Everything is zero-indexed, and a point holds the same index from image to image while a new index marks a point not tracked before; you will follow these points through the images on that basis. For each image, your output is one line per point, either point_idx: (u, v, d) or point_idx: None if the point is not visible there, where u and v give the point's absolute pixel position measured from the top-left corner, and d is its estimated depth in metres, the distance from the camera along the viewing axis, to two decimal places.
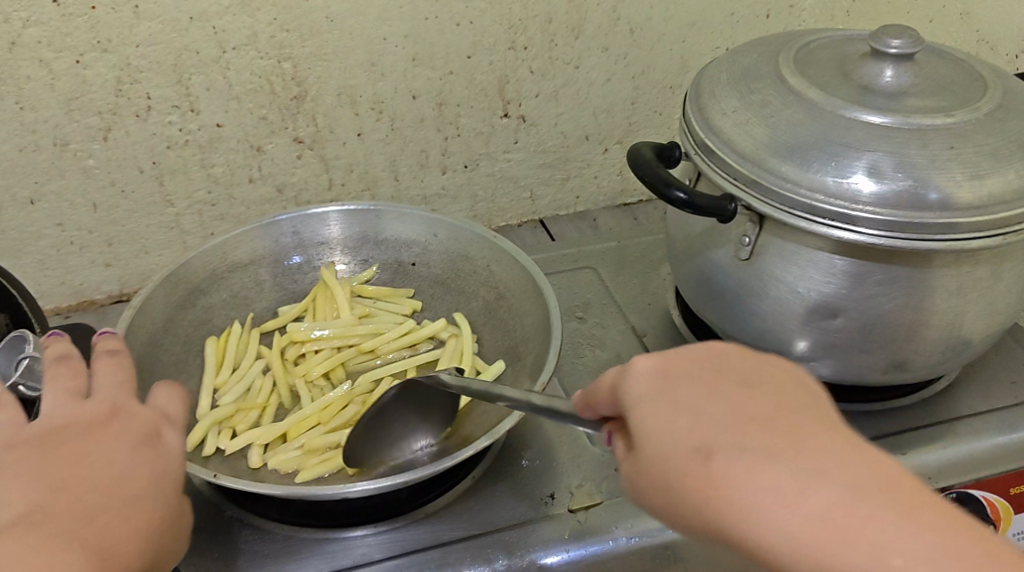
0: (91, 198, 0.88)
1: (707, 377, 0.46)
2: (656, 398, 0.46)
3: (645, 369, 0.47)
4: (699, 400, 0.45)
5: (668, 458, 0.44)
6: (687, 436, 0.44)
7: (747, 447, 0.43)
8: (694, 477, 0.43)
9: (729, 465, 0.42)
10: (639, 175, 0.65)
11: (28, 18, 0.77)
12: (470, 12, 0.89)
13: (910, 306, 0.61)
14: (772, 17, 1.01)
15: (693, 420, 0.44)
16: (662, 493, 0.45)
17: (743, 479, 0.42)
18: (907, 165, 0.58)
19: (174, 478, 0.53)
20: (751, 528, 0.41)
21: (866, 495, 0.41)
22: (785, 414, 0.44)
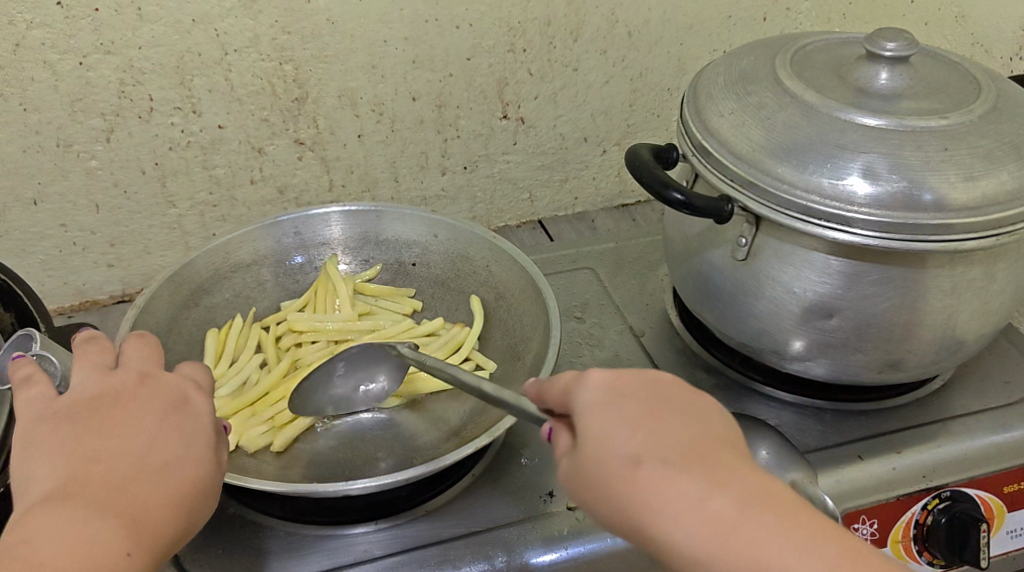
0: (95, 198, 0.88)
1: (649, 400, 0.50)
2: (603, 409, 0.50)
3: (599, 380, 0.51)
4: (639, 416, 0.49)
5: (604, 460, 0.48)
6: (623, 444, 0.48)
7: (673, 457, 0.47)
8: (620, 477, 0.48)
9: (654, 474, 0.47)
10: (638, 176, 0.66)
11: (32, 20, 0.78)
12: (470, 15, 0.90)
13: (905, 306, 0.62)
14: (769, 20, 1.01)
15: (632, 431, 0.48)
16: (590, 487, 0.49)
17: (663, 480, 0.47)
18: (902, 166, 0.59)
19: (206, 443, 0.56)
20: (660, 524, 0.46)
21: (772, 514, 0.45)
22: (710, 443, 0.48)
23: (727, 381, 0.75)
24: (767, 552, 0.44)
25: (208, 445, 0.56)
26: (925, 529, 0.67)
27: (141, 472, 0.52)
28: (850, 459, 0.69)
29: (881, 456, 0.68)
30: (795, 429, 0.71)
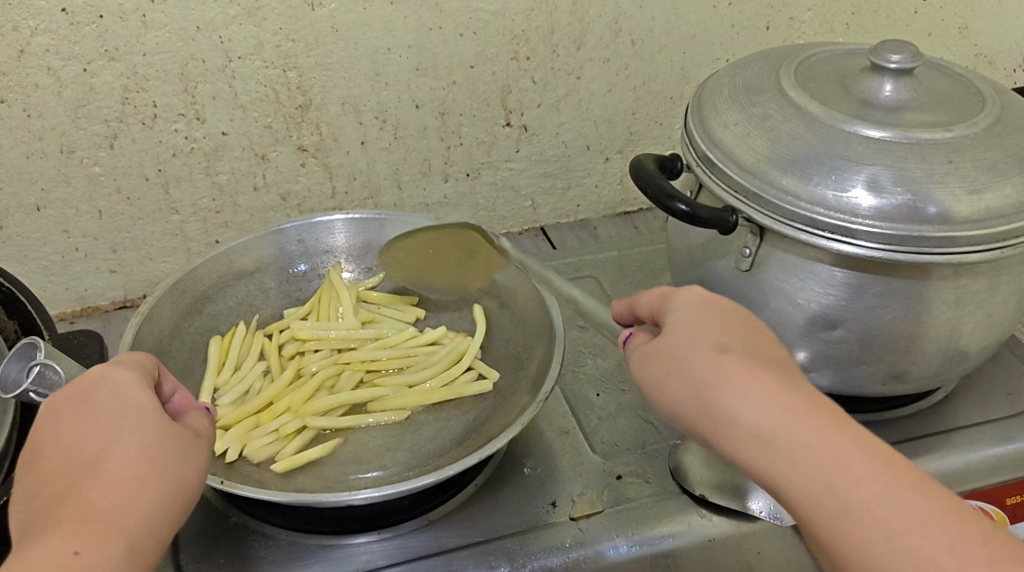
0: (97, 204, 0.88)
1: (737, 318, 0.54)
2: (697, 310, 0.55)
3: (695, 291, 0.56)
4: (724, 325, 0.54)
5: (689, 347, 0.53)
6: (711, 336, 0.53)
7: (755, 356, 0.52)
8: (701, 362, 0.52)
9: (730, 363, 0.51)
10: (641, 187, 0.66)
11: (36, 26, 0.78)
12: (473, 23, 0.90)
13: (908, 318, 0.62)
14: (772, 30, 1.02)
15: (720, 329, 0.53)
16: (668, 370, 0.53)
17: (741, 368, 0.51)
18: (906, 178, 0.59)
19: (146, 414, 0.53)
20: (731, 406, 0.51)
21: (835, 421, 0.49)
22: (786, 364, 0.53)
23: None
24: (825, 449, 0.48)
25: (153, 413, 0.53)
26: None
27: (85, 468, 0.50)
28: None
29: None
30: None
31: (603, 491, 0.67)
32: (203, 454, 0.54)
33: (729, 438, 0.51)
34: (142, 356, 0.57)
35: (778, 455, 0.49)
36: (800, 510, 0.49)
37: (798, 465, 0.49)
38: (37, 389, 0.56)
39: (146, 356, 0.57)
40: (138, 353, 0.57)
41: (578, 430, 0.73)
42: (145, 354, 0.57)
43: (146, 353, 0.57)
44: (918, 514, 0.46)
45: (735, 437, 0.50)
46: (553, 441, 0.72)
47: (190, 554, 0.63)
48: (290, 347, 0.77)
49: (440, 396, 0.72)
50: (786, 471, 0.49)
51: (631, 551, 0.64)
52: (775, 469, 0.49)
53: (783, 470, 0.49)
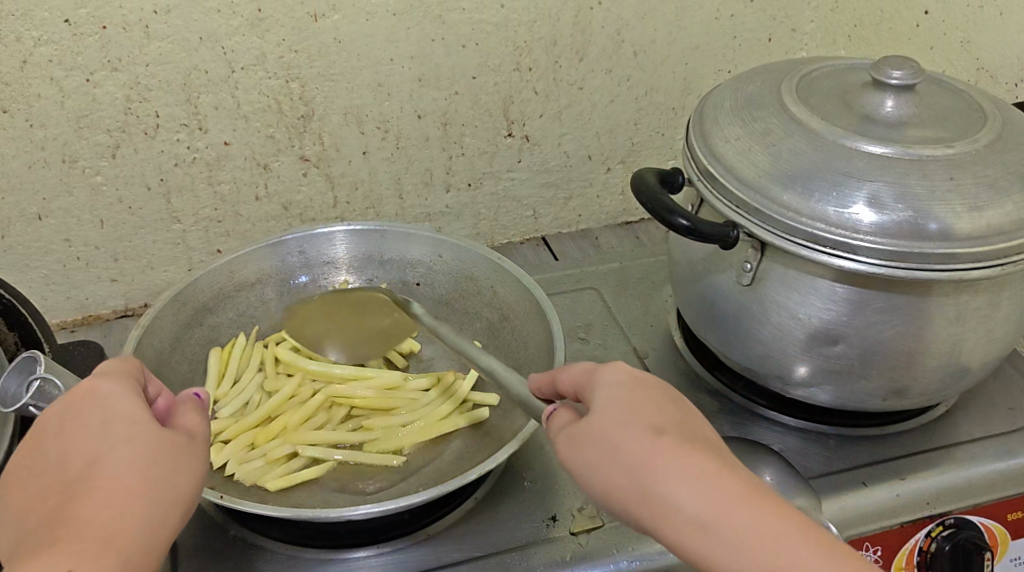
0: (99, 214, 0.89)
1: (663, 397, 0.54)
2: (625, 390, 0.54)
3: (620, 370, 0.55)
4: (652, 404, 0.53)
5: (619, 432, 0.52)
6: (642, 418, 0.52)
7: (689, 438, 0.51)
8: (634, 445, 0.51)
9: (662, 445, 0.50)
10: (643, 202, 0.66)
11: (40, 37, 0.78)
12: (475, 34, 0.90)
13: (909, 334, 0.62)
14: (774, 42, 1.02)
15: (650, 411, 0.53)
16: (597, 454, 0.52)
17: (676, 450, 0.50)
18: (908, 195, 0.59)
19: (137, 424, 0.53)
20: (669, 492, 0.49)
21: (774, 504, 0.48)
22: (716, 445, 0.52)
23: (730, 404, 0.75)
24: (765, 536, 0.47)
25: (144, 423, 0.53)
26: (927, 557, 0.67)
27: (81, 481, 0.50)
28: (854, 485, 0.68)
29: (885, 483, 0.68)
30: (798, 454, 0.71)
31: None
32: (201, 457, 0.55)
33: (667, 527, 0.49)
34: (124, 365, 0.57)
35: (716, 542, 0.47)
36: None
37: (738, 551, 0.47)
38: (37, 403, 0.56)
39: (129, 364, 0.57)
40: (119, 362, 0.57)
41: None
42: (126, 363, 0.57)
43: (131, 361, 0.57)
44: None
45: (675, 525, 0.49)
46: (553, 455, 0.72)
47: (189, 567, 0.63)
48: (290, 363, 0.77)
49: (436, 432, 0.71)
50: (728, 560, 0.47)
51: (631, 566, 0.64)
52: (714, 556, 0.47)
53: (723, 557, 0.47)
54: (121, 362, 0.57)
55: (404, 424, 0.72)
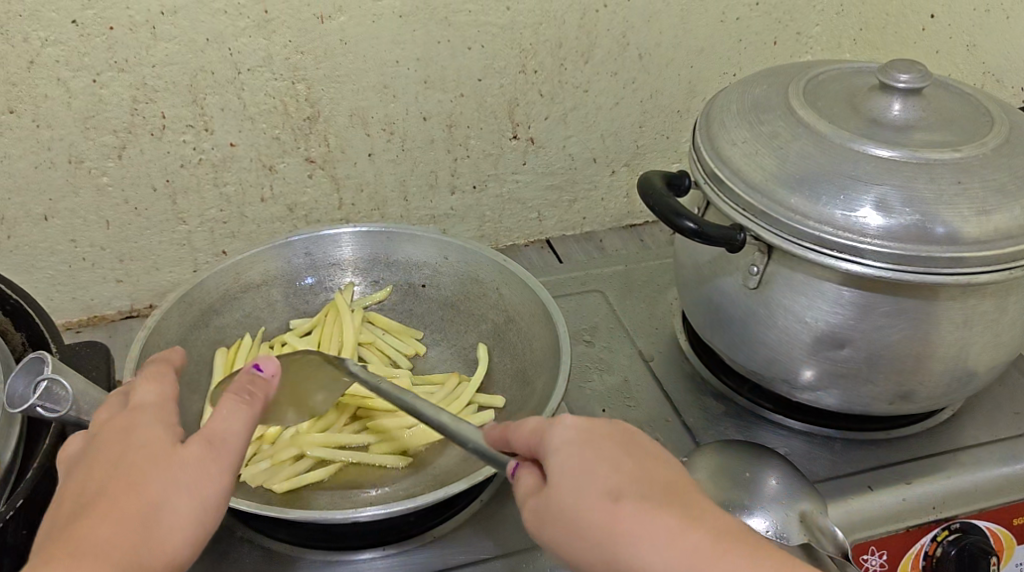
0: (105, 214, 0.89)
1: (615, 450, 0.51)
2: (580, 450, 0.51)
3: (569, 424, 0.52)
4: (606, 462, 0.51)
5: (581, 503, 0.49)
6: (600, 483, 0.50)
7: (651, 493, 0.50)
8: (599, 517, 0.49)
9: (630, 512, 0.49)
10: (650, 205, 0.66)
11: (47, 37, 0.78)
12: (481, 36, 0.90)
13: (916, 338, 0.62)
14: (779, 44, 1.02)
15: (607, 471, 0.50)
16: (563, 527, 0.50)
17: (641, 516, 0.48)
18: (915, 199, 0.59)
19: (159, 446, 0.52)
20: (645, 560, 0.48)
21: (745, 546, 0.48)
22: (675, 491, 0.50)
23: (736, 407, 0.75)
24: None
25: (160, 442, 0.52)
26: (933, 561, 0.67)
27: (91, 501, 0.50)
28: (860, 489, 0.68)
29: (892, 487, 0.68)
30: (804, 458, 0.71)
31: None
32: (223, 465, 0.52)
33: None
34: (161, 386, 0.56)
35: None
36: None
37: None
38: (43, 403, 0.56)
39: (168, 385, 0.57)
40: (156, 383, 0.56)
41: None
42: (164, 383, 0.56)
43: (171, 381, 0.57)
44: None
45: None
46: None
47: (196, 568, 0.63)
48: None
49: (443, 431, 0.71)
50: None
51: None
52: None
53: None
54: (158, 381, 0.56)
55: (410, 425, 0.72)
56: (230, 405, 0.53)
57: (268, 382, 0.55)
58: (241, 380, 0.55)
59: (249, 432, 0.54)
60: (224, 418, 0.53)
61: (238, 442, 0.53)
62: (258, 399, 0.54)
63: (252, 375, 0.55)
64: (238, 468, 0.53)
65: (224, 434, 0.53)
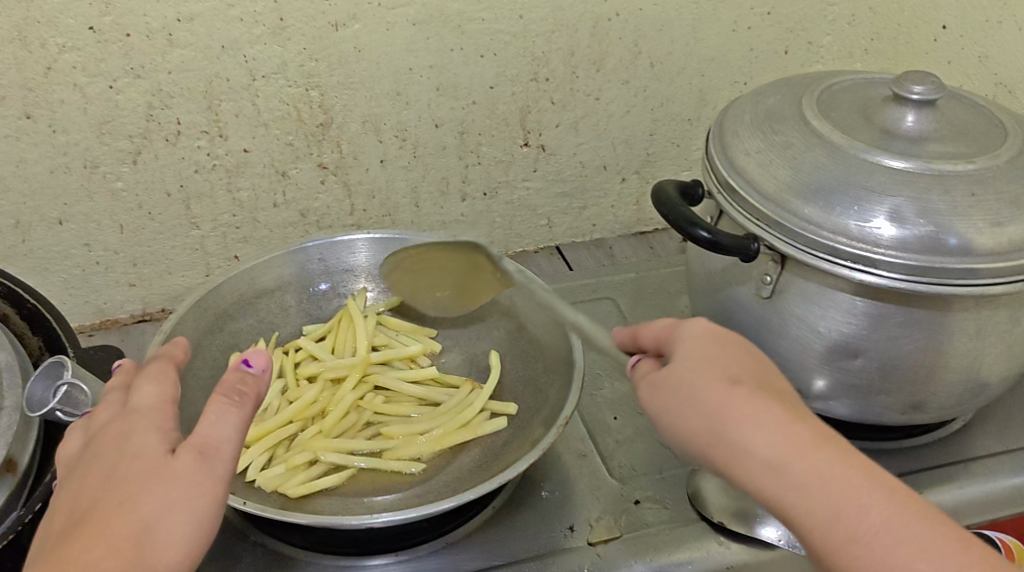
0: (119, 219, 0.89)
1: (737, 348, 0.54)
2: (706, 342, 0.54)
3: (702, 323, 0.56)
4: (727, 355, 0.54)
5: (700, 377, 0.52)
6: (720, 367, 0.53)
7: (766, 388, 0.52)
8: (715, 392, 0.52)
9: (745, 394, 0.51)
10: (664, 213, 0.66)
11: (64, 43, 0.78)
12: (494, 44, 0.91)
13: (929, 349, 0.62)
14: (790, 54, 1.03)
15: (729, 359, 0.53)
16: (675, 396, 0.53)
17: (755, 400, 0.51)
18: (929, 210, 0.59)
19: (153, 458, 0.50)
20: (749, 439, 0.50)
21: (843, 453, 0.50)
22: (790, 394, 0.53)
23: None
24: (842, 483, 0.49)
25: (152, 453, 0.50)
26: None
27: (82, 518, 0.48)
28: None
29: None
30: None
31: (621, 516, 0.68)
32: (215, 474, 0.51)
33: (742, 471, 0.51)
34: (161, 385, 0.54)
35: (791, 487, 0.49)
36: (808, 542, 0.50)
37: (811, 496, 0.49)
38: (62, 408, 0.58)
39: (168, 383, 0.55)
40: (156, 380, 0.54)
41: (596, 454, 0.73)
42: (164, 381, 0.54)
43: (170, 381, 0.55)
44: (913, 548, 0.47)
45: (752, 468, 0.50)
46: (571, 464, 0.72)
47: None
48: (307, 368, 0.77)
49: (455, 440, 0.71)
50: (798, 507, 0.49)
51: None
52: (787, 499, 0.49)
53: (795, 501, 0.49)
54: (159, 380, 0.54)
55: (422, 434, 0.72)
56: (217, 409, 0.52)
57: (259, 379, 0.54)
58: (231, 378, 0.53)
59: (241, 435, 0.52)
60: (214, 423, 0.52)
61: (230, 448, 0.51)
62: (250, 399, 0.53)
63: (243, 373, 0.54)
64: (232, 475, 0.52)
65: (216, 441, 0.51)
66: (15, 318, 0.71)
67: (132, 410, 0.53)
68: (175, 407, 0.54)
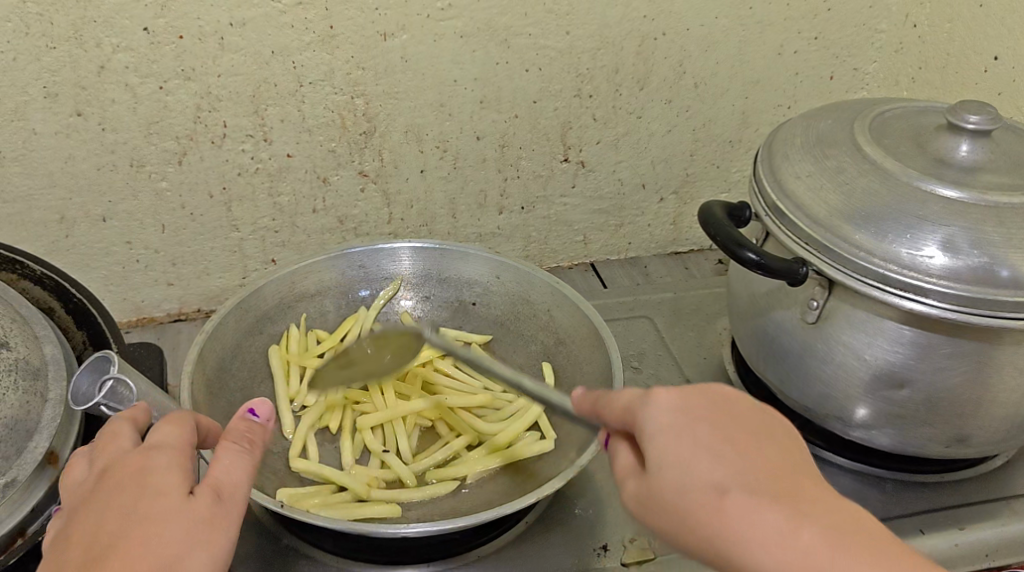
0: (161, 218, 0.90)
1: (713, 440, 0.51)
2: (679, 434, 0.51)
3: (668, 404, 0.52)
4: (698, 452, 0.50)
5: (690, 485, 0.49)
6: (703, 474, 0.49)
7: (759, 485, 0.49)
8: (705, 509, 0.49)
9: (737, 505, 0.48)
10: (711, 234, 0.65)
11: (118, 44, 0.79)
12: (540, 59, 0.91)
13: (978, 382, 0.61)
14: (836, 79, 1.02)
15: (713, 452, 0.50)
16: (673, 503, 0.50)
17: (748, 509, 0.48)
18: (983, 241, 0.58)
19: (171, 495, 0.51)
20: (766, 535, 0.47)
21: (854, 546, 0.47)
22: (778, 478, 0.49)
23: None
24: None
25: (173, 490, 0.51)
26: None
27: (106, 551, 0.48)
28: (911, 532, 0.68)
29: (942, 531, 0.68)
30: (854, 497, 0.71)
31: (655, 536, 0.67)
32: (231, 517, 0.52)
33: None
34: (180, 426, 0.55)
35: None
36: None
37: None
38: (108, 402, 0.58)
39: (185, 423, 0.55)
40: (176, 423, 0.55)
41: None
42: (184, 424, 0.55)
43: (186, 420, 0.56)
44: None
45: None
46: (604, 481, 0.72)
47: None
48: None
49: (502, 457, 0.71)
50: None
51: None
52: None
53: None
54: (178, 422, 0.55)
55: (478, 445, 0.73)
56: (231, 454, 0.54)
57: (262, 428, 0.57)
58: (239, 428, 0.55)
59: (251, 479, 0.54)
60: (227, 468, 0.54)
61: (242, 493, 0.53)
62: (257, 447, 0.56)
63: (249, 424, 0.56)
64: (243, 519, 0.53)
65: (230, 485, 0.53)
66: (60, 312, 0.73)
67: (146, 448, 0.53)
68: (192, 448, 0.55)
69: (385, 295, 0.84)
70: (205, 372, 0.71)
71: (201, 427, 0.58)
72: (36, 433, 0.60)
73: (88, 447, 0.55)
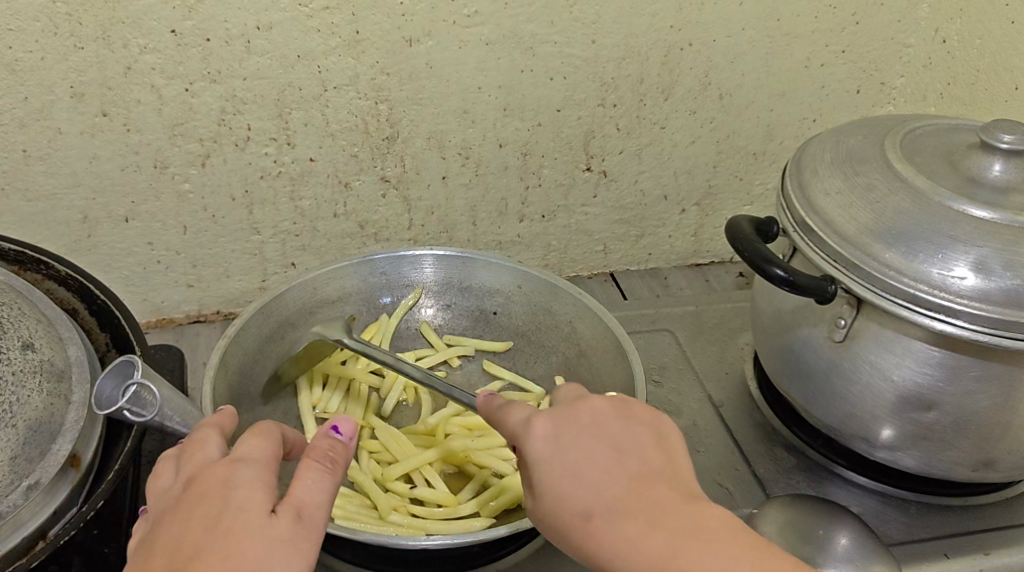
0: (183, 220, 0.90)
1: (584, 459, 0.55)
2: (551, 458, 0.55)
3: (541, 429, 0.56)
4: (573, 472, 0.55)
5: (563, 507, 0.54)
6: (577, 500, 0.54)
7: (622, 504, 0.54)
8: (578, 531, 0.54)
9: (604, 527, 0.53)
10: (739, 248, 0.65)
11: (145, 45, 0.79)
12: (564, 68, 0.90)
13: (1008, 406, 0.60)
14: (862, 92, 1.01)
15: (585, 474, 0.55)
16: (553, 522, 0.55)
17: (613, 528, 0.53)
18: (1017, 263, 0.57)
19: (253, 512, 0.51)
20: (625, 546, 0.52)
21: (710, 541, 0.52)
22: (642, 489, 0.54)
23: (807, 461, 0.74)
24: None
25: (256, 507, 0.51)
26: None
27: (188, 562, 0.49)
28: (935, 556, 0.67)
29: (966, 556, 0.67)
30: (877, 518, 0.70)
31: None
32: (312, 537, 0.52)
33: None
34: (267, 440, 0.55)
35: None
36: None
37: None
38: (131, 407, 0.58)
39: (270, 438, 0.56)
40: (260, 436, 0.55)
41: None
42: (268, 437, 0.55)
43: (271, 434, 0.56)
44: None
45: None
46: None
47: None
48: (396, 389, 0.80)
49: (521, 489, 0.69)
50: None
51: None
52: None
53: None
54: (264, 435, 0.55)
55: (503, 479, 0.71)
56: (314, 473, 0.54)
57: (347, 447, 0.56)
58: (323, 446, 0.55)
59: (331, 501, 0.54)
60: (310, 487, 0.53)
61: (324, 515, 0.53)
62: (340, 467, 0.55)
63: (333, 441, 0.56)
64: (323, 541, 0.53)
65: (313, 505, 0.53)
66: (83, 311, 0.73)
67: (231, 461, 0.54)
68: (275, 464, 0.55)
69: (409, 301, 0.84)
70: (226, 376, 0.70)
71: (286, 440, 0.58)
72: (59, 435, 0.61)
73: (174, 452, 0.56)
